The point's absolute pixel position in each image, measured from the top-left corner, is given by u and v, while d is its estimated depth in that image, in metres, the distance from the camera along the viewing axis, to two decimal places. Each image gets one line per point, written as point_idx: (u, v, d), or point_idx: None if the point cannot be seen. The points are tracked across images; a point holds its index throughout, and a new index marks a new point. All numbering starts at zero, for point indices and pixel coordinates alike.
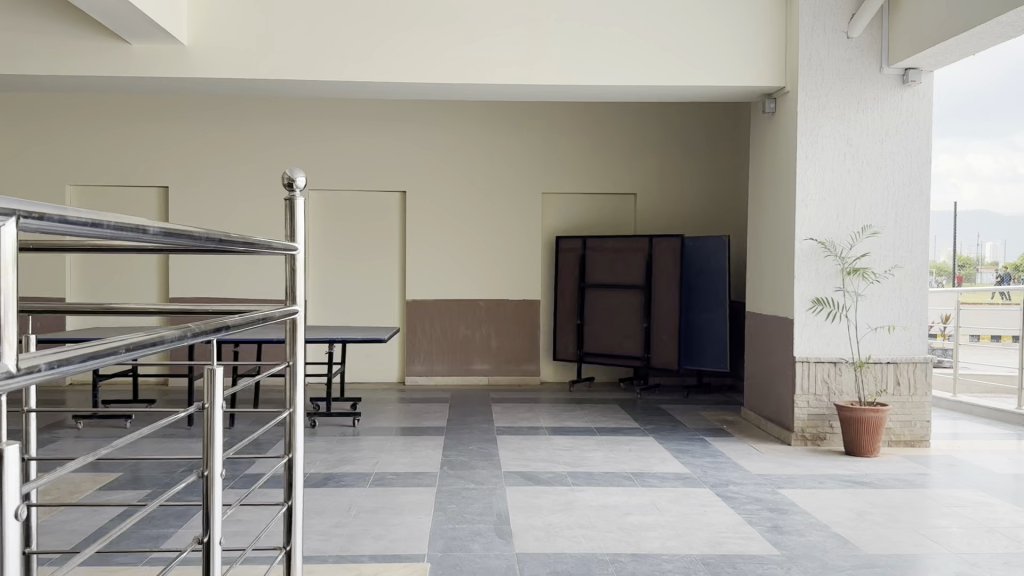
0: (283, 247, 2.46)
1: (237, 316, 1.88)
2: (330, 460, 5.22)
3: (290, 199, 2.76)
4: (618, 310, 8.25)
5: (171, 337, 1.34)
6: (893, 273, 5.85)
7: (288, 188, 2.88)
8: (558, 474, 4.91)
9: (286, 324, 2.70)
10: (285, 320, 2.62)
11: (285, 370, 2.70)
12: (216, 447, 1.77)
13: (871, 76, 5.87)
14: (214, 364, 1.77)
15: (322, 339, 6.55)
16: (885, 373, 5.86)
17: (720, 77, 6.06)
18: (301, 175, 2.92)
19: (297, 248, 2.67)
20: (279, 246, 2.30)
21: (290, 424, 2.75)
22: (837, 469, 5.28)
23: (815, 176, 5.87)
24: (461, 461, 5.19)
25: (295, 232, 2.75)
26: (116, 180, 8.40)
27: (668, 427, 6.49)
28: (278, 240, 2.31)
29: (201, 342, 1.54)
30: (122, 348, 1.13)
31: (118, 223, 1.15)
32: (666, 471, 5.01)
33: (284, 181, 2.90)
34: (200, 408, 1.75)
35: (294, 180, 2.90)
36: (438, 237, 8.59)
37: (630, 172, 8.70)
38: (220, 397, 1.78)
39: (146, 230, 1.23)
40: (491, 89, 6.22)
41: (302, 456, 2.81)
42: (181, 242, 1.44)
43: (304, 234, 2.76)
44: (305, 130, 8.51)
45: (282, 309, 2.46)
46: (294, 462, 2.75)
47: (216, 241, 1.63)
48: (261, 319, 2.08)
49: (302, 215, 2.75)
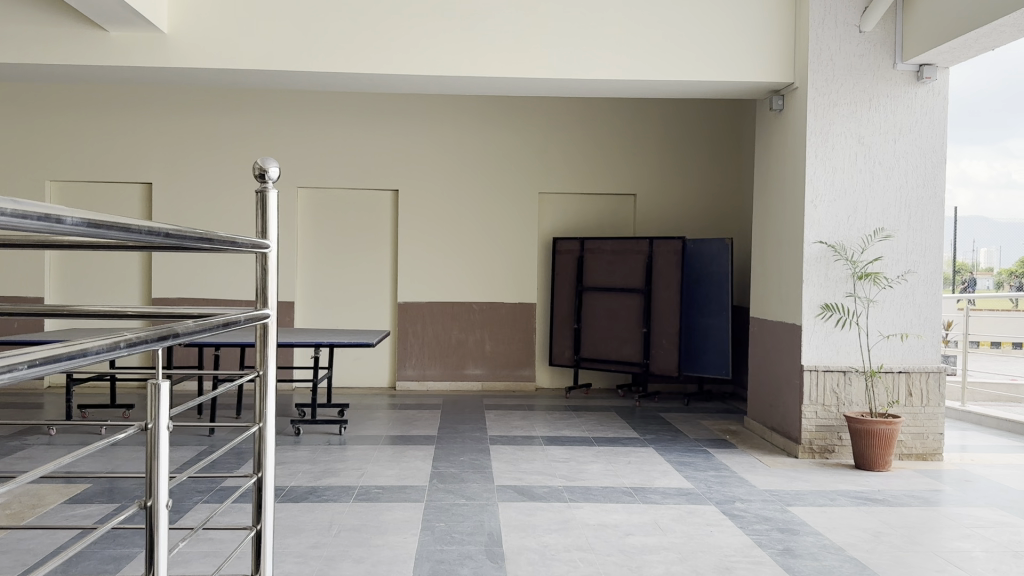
0: (253, 244, 2.16)
1: (194, 322, 1.58)
2: (313, 472, 4.94)
3: (262, 192, 2.48)
4: (616, 313, 7.98)
5: (97, 351, 1.05)
6: (905, 279, 5.58)
7: (259, 179, 2.61)
8: (554, 489, 4.63)
9: (256, 326, 2.40)
10: (256, 324, 2.32)
11: (255, 379, 2.40)
12: (161, 472, 1.47)
13: (884, 72, 5.61)
14: (158, 376, 1.47)
15: (307, 342, 6.26)
16: (897, 382, 5.60)
17: (726, 71, 5.79)
18: (275, 166, 2.64)
19: (269, 245, 2.37)
20: (247, 244, 1.99)
21: (260, 440, 2.44)
22: (847, 485, 5.01)
23: (825, 176, 5.60)
24: (451, 474, 4.91)
25: (267, 225, 2.45)
26: (99, 175, 8.11)
27: (668, 438, 6.21)
28: (247, 236, 2.00)
29: (141, 353, 1.24)
30: (23, 369, 0.85)
31: (8, 205, 0.84)
32: (668, 486, 4.73)
33: (255, 171, 2.62)
34: (142, 428, 1.45)
35: (266, 170, 2.62)
36: (432, 238, 8.31)
37: (631, 171, 8.44)
38: (166, 415, 1.47)
39: (55, 216, 0.93)
40: (482, 84, 5.95)
41: (273, 475, 2.51)
42: (113, 237, 1.16)
43: (278, 230, 2.48)
44: (295, 124, 8.23)
45: (250, 313, 2.17)
46: (264, 483, 2.45)
47: (159, 234, 1.34)
48: (224, 326, 1.77)
49: (275, 210, 2.48)
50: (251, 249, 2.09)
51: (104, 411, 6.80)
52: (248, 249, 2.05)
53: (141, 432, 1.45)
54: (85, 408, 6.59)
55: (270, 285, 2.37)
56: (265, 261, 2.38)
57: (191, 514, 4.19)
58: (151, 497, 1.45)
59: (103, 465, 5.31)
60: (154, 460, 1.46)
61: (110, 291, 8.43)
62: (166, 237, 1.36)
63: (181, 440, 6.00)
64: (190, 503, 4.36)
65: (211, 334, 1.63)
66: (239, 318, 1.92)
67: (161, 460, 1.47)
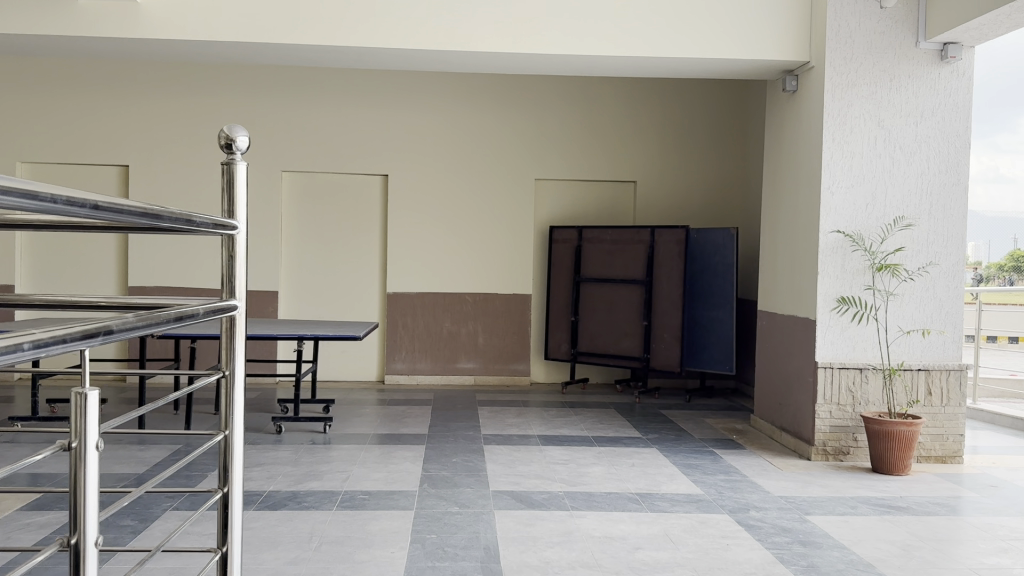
0: (216, 224, 1.79)
1: (137, 315, 1.20)
2: (293, 476, 4.59)
3: (229, 164, 2.10)
4: (616, 306, 7.65)
5: None
6: (926, 271, 5.25)
7: (225, 149, 2.23)
8: (555, 495, 4.28)
9: (223, 320, 2.01)
10: (221, 316, 1.92)
11: (221, 379, 1.98)
12: (88, 507, 1.08)
13: (905, 50, 5.27)
14: (86, 382, 1.08)
15: (288, 335, 5.88)
16: (916, 380, 5.28)
17: (737, 47, 5.44)
18: (244, 135, 2.27)
19: (238, 226, 2.00)
20: (203, 223, 1.61)
21: (225, 449, 2.02)
22: (866, 490, 4.68)
23: (843, 161, 5.27)
24: (443, 478, 4.57)
25: (235, 204, 2.08)
26: (74, 157, 7.71)
27: (671, 437, 5.87)
28: (204, 213, 1.63)
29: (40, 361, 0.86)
30: None
31: None
32: (676, 493, 4.40)
33: (221, 141, 2.25)
34: (64, 448, 1.06)
35: (234, 141, 2.25)
36: (423, 226, 7.95)
37: (632, 157, 8.09)
38: (97, 435, 1.08)
39: None
40: (475, 60, 5.60)
41: (241, 489, 2.10)
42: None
43: (247, 209, 2.10)
44: (281, 103, 7.84)
45: (212, 303, 1.79)
46: (231, 498, 2.05)
47: (81, 205, 0.96)
48: (180, 322, 1.40)
49: (244, 187, 2.09)
50: (211, 228, 1.72)
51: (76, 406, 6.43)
52: (206, 227, 1.67)
53: (62, 453, 1.07)
54: (54, 403, 6.22)
55: (238, 273, 1.99)
56: (234, 246, 2.01)
57: (159, 523, 3.84)
58: (75, 534, 1.06)
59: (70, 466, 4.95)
60: (80, 486, 1.08)
61: (86, 280, 8.05)
62: (91, 207, 0.99)
63: (157, 438, 5.64)
64: (157, 510, 4.00)
65: (159, 330, 1.26)
66: (194, 309, 1.55)
67: (88, 486, 1.08)
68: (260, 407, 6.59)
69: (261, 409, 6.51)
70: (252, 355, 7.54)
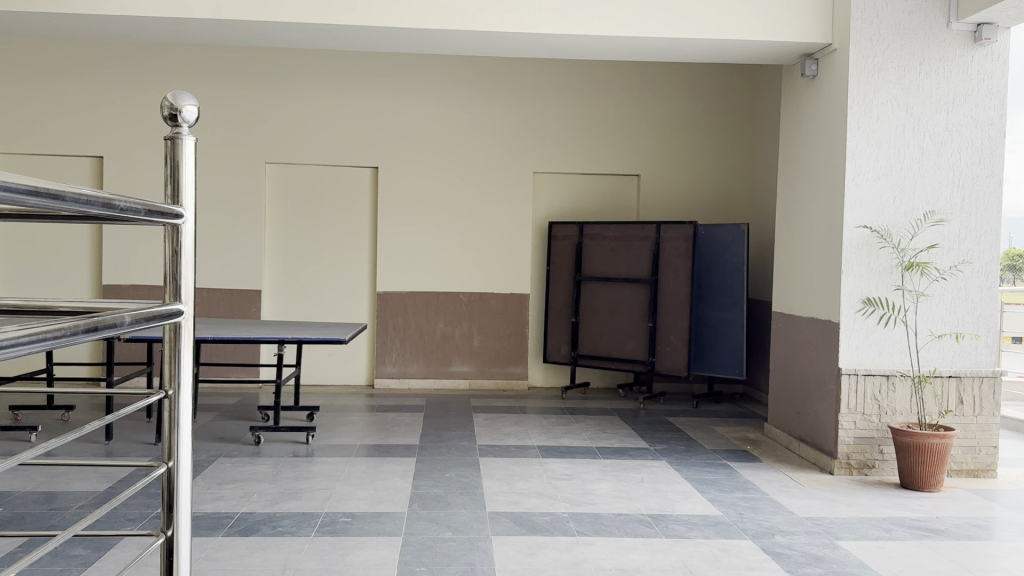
0: (150, 209, 1.36)
1: None
2: (269, 495, 4.16)
3: (173, 138, 1.56)
4: (619, 306, 7.24)
5: None
6: (959, 270, 4.86)
7: (166, 122, 1.58)
8: (558, 517, 3.87)
9: (164, 328, 1.50)
10: (164, 324, 1.45)
11: (163, 399, 1.51)
12: None
13: (935, 31, 4.86)
14: None
15: (267, 340, 5.44)
16: (947, 388, 4.87)
17: (755, 27, 5.03)
18: (191, 104, 1.62)
19: (186, 211, 1.53)
20: (126, 208, 1.22)
21: (169, 483, 1.53)
22: (898, 510, 4.27)
23: (869, 151, 4.86)
24: (436, 497, 4.15)
25: (180, 182, 1.56)
26: (44, 147, 7.26)
27: (680, 448, 5.46)
28: (129, 195, 1.23)
29: None
30: None
31: None
32: (691, 514, 3.98)
33: (161, 110, 1.59)
34: None
35: (181, 112, 1.58)
36: (416, 221, 7.53)
37: (636, 148, 7.69)
38: None
39: None
40: (470, 41, 5.20)
41: (189, 533, 1.59)
42: None
43: (194, 196, 1.57)
44: (265, 90, 7.41)
45: (145, 307, 1.36)
46: (176, 547, 1.55)
47: None
48: (66, 335, 0.97)
49: (191, 167, 1.56)
50: (142, 214, 1.32)
51: (42, 413, 6.00)
52: (134, 212, 1.27)
53: None
54: (17, 411, 5.79)
55: (184, 272, 1.52)
56: (180, 241, 1.54)
57: (114, 552, 3.41)
58: None
59: (26, 483, 4.53)
60: None
61: (60, 278, 7.61)
62: None
63: (125, 450, 5.22)
64: (114, 537, 3.58)
65: (14, 351, 0.83)
66: (115, 316, 1.15)
67: None
68: (239, 415, 6.17)
69: (240, 417, 6.09)
70: (234, 358, 7.12)
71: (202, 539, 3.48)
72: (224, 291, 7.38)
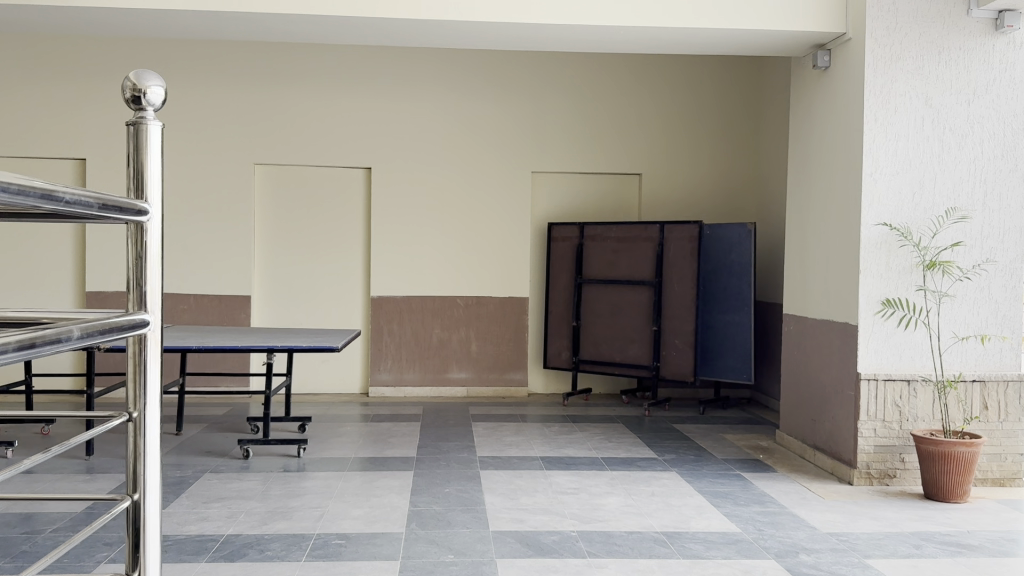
0: (109, 200, 1.11)
1: None
2: (258, 515, 3.90)
3: (137, 122, 1.30)
4: (621, 309, 7.00)
5: None
6: (983, 269, 4.63)
7: (129, 106, 1.32)
8: (567, 537, 3.62)
9: (127, 341, 1.29)
10: (128, 336, 1.22)
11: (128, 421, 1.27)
12: None
13: (955, 19, 4.63)
14: None
15: (255, 348, 5.17)
16: (971, 393, 4.64)
17: (766, 15, 4.79)
18: (156, 85, 1.36)
19: (151, 207, 1.28)
20: (71, 199, 0.97)
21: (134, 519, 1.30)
22: (925, 524, 4.02)
23: (886, 144, 4.63)
24: (435, 515, 3.89)
25: (144, 175, 1.31)
26: (24, 149, 6.99)
27: (690, 458, 5.22)
28: (75, 185, 0.99)
29: None
30: None
31: None
32: (708, 532, 3.73)
33: (122, 92, 1.33)
34: None
35: (145, 94, 1.32)
36: (412, 223, 7.28)
37: (638, 146, 7.46)
38: None
39: None
40: (466, 33, 4.96)
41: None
42: None
43: (161, 186, 1.32)
44: (253, 88, 7.16)
45: (103, 315, 1.11)
46: None
47: None
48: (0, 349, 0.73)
49: (156, 154, 1.31)
50: (96, 209, 1.07)
51: (21, 427, 5.73)
52: (86, 205, 1.03)
53: None
54: None
55: (150, 273, 1.27)
56: (145, 244, 1.28)
57: None
58: None
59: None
60: None
61: (42, 284, 7.33)
62: None
63: (107, 466, 4.95)
64: (88, 565, 3.32)
65: None
66: (59, 329, 0.90)
67: None
68: (228, 426, 5.91)
69: (229, 429, 5.83)
70: (222, 367, 6.86)
71: (184, 565, 3.21)
72: (212, 298, 7.11)
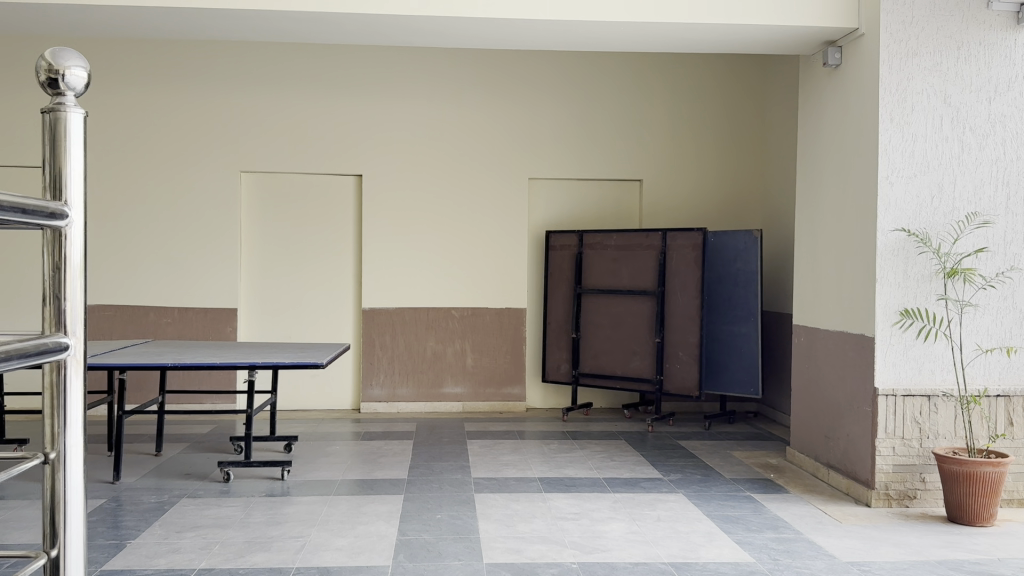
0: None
1: None
2: (234, 546, 3.61)
3: (51, 107, 0.98)
4: (623, 320, 6.73)
5: None
6: (1007, 276, 4.36)
7: (44, 89, 0.98)
8: (567, 569, 3.34)
9: (43, 367, 0.98)
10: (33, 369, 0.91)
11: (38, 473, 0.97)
12: None
13: (974, 12, 4.37)
14: None
15: (235, 365, 4.87)
16: (996, 409, 4.37)
17: (774, 11, 4.52)
18: (79, 64, 1.01)
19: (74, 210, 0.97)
20: None
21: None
22: (953, 551, 3.74)
23: (903, 145, 4.37)
24: (425, 545, 3.61)
25: (64, 171, 0.99)
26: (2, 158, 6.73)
27: (697, 478, 4.94)
28: None
29: None
30: None
31: None
32: (720, 562, 3.45)
33: (36, 73, 0.99)
34: None
35: (61, 74, 0.98)
36: (404, 232, 7.02)
37: (638, 151, 7.20)
38: None
39: None
40: (460, 30, 4.70)
41: None
42: None
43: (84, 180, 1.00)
44: (239, 94, 6.90)
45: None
46: None
47: None
48: None
49: (78, 143, 0.99)
50: None
51: None
52: None
53: None
54: None
55: (69, 289, 0.96)
56: (64, 253, 0.97)
57: None
58: None
59: None
60: None
61: (18, 301, 7.02)
62: None
63: None
64: None
65: None
66: None
67: None
68: (211, 446, 5.62)
69: (211, 449, 5.54)
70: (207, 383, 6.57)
71: None
72: (197, 311, 6.84)
